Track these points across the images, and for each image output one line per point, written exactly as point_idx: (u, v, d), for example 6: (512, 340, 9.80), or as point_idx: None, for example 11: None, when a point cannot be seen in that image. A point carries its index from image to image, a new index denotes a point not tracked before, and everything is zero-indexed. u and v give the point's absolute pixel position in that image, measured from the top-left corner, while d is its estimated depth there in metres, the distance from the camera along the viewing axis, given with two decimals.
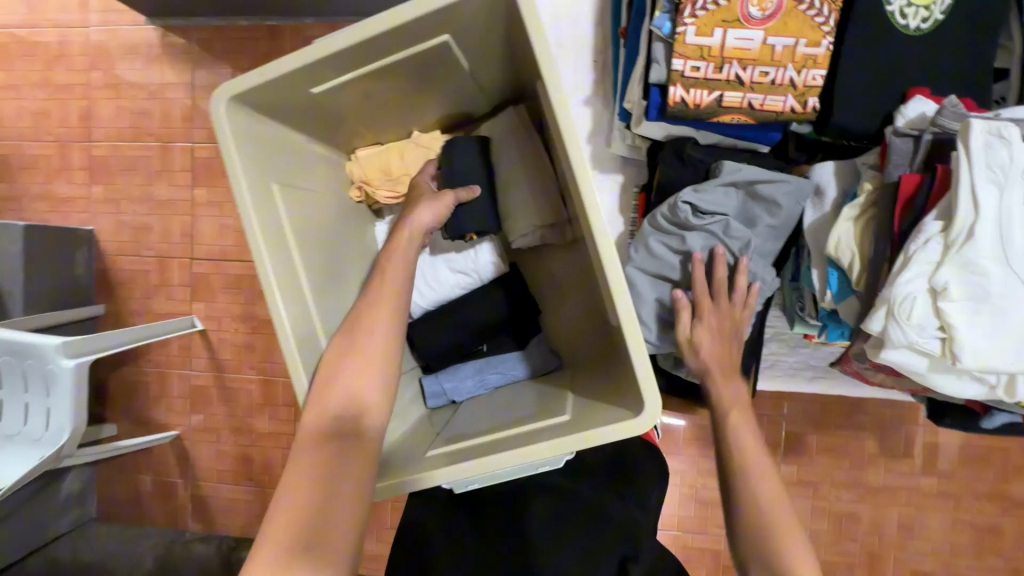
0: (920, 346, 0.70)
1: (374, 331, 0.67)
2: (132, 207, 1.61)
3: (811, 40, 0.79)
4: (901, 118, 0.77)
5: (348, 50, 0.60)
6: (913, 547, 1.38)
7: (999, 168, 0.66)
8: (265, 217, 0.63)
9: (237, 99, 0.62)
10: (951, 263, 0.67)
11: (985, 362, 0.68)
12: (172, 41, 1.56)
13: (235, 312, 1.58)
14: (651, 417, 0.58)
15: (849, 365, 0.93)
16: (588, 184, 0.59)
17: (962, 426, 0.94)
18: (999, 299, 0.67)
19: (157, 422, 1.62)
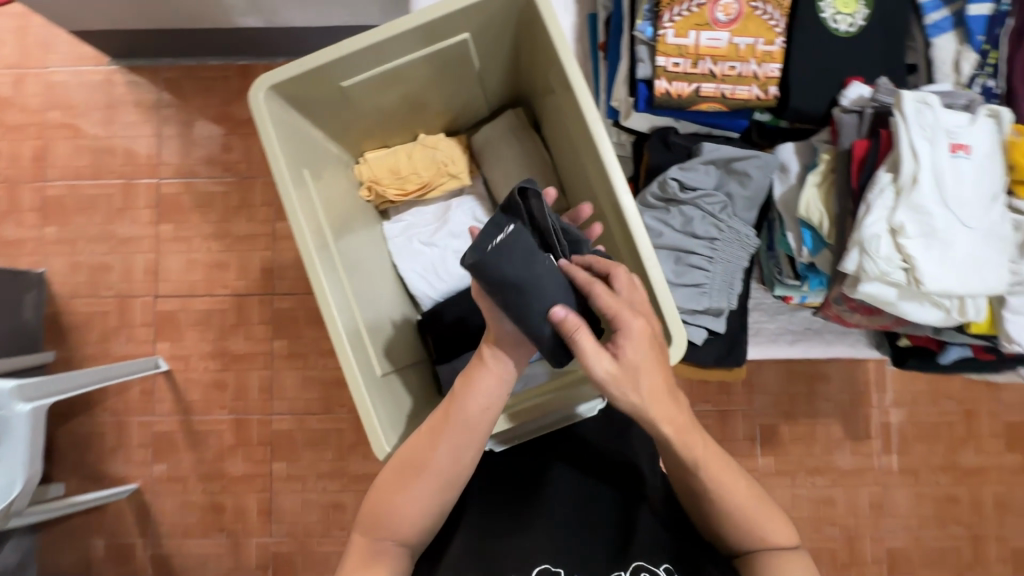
0: (888, 276, 0.82)
1: (449, 448, 0.67)
2: (90, 246, 1.54)
3: (767, 40, 0.87)
4: (844, 99, 0.89)
5: (380, 43, 0.67)
6: (885, 525, 1.46)
7: (928, 126, 0.82)
8: (304, 203, 0.69)
9: (274, 93, 0.68)
10: (904, 205, 0.81)
11: (942, 284, 0.80)
12: (138, 81, 1.56)
13: (204, 350, 1.52)
14: (679, 349, 0.69)
15: (829, 310, 0.99)
16: (602, 143, 0.67)
17: (922, 366, 1.05)
18: (943, 231, 0.81)
19: (113, 476, 1.49)
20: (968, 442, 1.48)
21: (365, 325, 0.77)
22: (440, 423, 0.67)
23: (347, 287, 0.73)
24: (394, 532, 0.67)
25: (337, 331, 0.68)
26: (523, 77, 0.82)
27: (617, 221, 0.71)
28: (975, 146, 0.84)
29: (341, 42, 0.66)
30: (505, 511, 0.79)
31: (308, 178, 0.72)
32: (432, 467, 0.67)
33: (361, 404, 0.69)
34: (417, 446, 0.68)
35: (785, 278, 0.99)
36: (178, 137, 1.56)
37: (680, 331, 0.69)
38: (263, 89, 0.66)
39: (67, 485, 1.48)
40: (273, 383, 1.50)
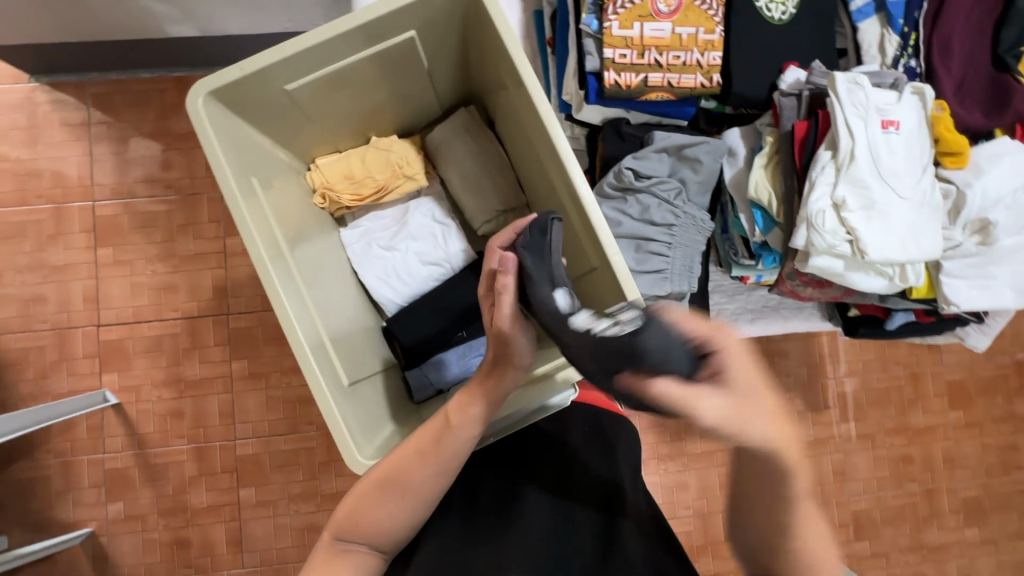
0: (835, 249, 0.87)
1: (425, 471, 0.66)
2: (19, 277, 1.43)
3: (708, 29, 0.89)
4: (782, 84, 0.92)
5: (324, 43, 0.65)
6: (849, 489, 1.54)
7: (860, 105, 0.88)
8: (254, 215, 0.66)
9: (212, 99, 0.64)
10: (844, 180, 0.86)
11: (884, 253, 0.86)
12: (62, 98, 1.46)
13: (156, 378, 1.43)
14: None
15: (784, 287, 1.03)
16: (558, 136, 0.67)
17: (872, 334, 1.10)
18: (880, 203, 0.86)
19: (63, 521, 1.39)
20: (916, 404, 1.57)
21: (328, 333, 0.74)
22: (432, 446, 0.67)
23: (306, 298, 0.71)
24: (367, 538, 0.66)
25: (298, 341, 0.65)
26: (473, 74, 0.82)
27: (579, 214, 0.71)
28: (903, 122, 0.90)
29: (281, 43, 0.64)
30: (482, 523, 0.77)
31: (256, 187, 0.69)
32: (415, 486, 0.66)
33: (329, 417, 0.66)
34: (403, 464, 0.66)
35: (741, 259, 1.01)
36: (112, 156, 1.47)
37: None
38: (199, 95, 0.63)
39: (10, 537, 1.37)
40: (234, 406, 1.43)
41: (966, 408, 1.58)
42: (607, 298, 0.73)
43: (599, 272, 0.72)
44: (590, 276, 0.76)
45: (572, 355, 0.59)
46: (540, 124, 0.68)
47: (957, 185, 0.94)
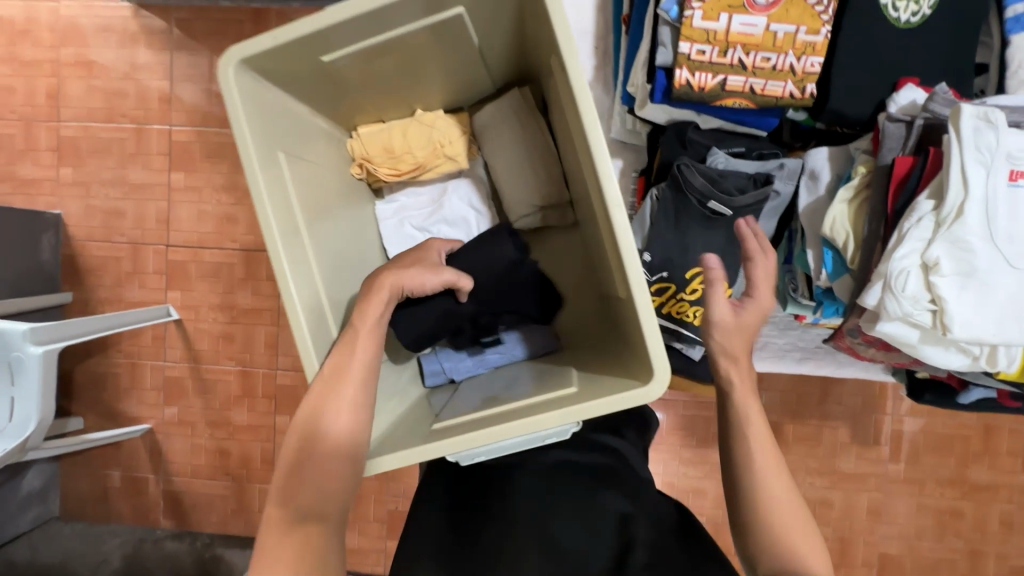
0: (913, 318, 0.75)
1: (338, 407, 0.64)
2: (104, 191, 1.55)
3: (812, 28, 0.79)
4: (894, 104, 0.80)
5: (359, 16, 0.59)
6: (882, 532, 1.44)
7: (986, 149, 0.71)
8: (275, 189, 0.62)
9: (245, 64, 0.61)
10: (941, 239, 0.72)
11: (972, 333, 0.73)
12: (150, 19, 1.51)
13: (213, 302, 1.53)
14: (658, 386, 0.60)
15: (842, 341, 0.91)
16: (602, 149, 0.59)
17: (940, 403, 0.98)
18: (985, 273, 0.72)
19: (128, 415, 1.56)
20: (983, 458, 1.42)
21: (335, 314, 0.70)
22: (337, 371, 0.64)
23: (318, 278, 0.68)
24: (308, 500, 0.64)
25: (297, 321, 0.62)
26: (527, 53, 0.74)
27: (612, 240, 0.63)
28: None
29: (319, 11, 0.58)
30: (489, 513, 0.73)
31: (283, 160, 0.66)
32: (334, 442, 0.64)
33: (322, 405, 0.64)
34: (316, 405, 0.64)
35: (799, 297, 0.94)
36: (190, 83, 1.51)
37: (662, 362, 0.60)
38: (230, 61, 0.59)
39: (83, 420, 1.55)
40: (279, 339, 1.52)
41: None
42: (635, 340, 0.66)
43: (625, 304, 0.65)
44: (620, 303, 0.69)
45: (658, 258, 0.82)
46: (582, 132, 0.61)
47: None
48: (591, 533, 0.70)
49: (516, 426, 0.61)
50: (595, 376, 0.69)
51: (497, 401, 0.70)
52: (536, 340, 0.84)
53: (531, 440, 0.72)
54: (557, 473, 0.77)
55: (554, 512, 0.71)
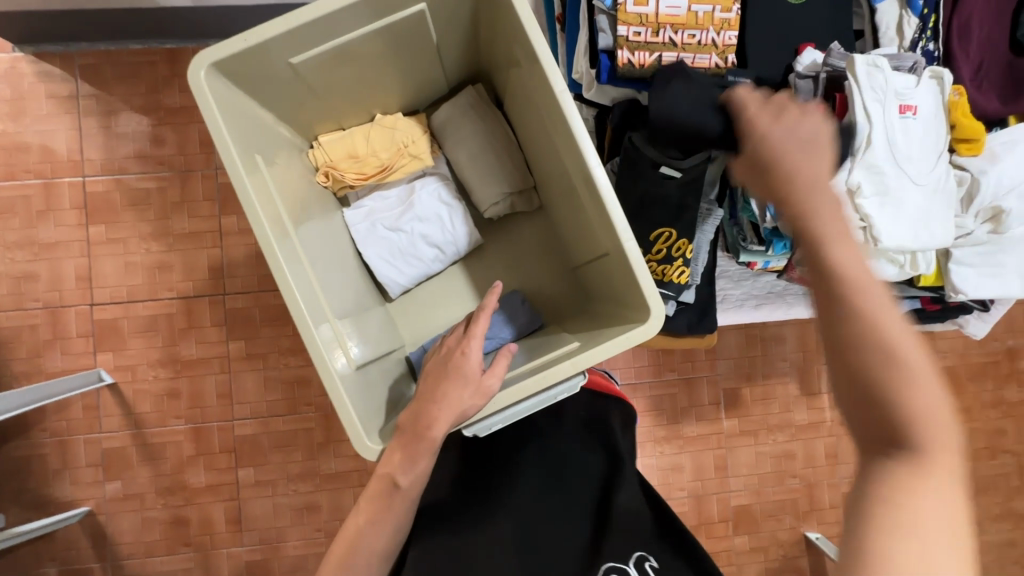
0: (850, 236, 0.87)
1: (381, 531, 0.66)
2: (9, 255, 1.40)
3: (725, 6, 0.88)
4: (799, 65, 0.90)
5: (326, 17, 0.63)
6: (842, 473, 1.57)
7: (880, 88, 0.85)
8: (260, 192, 0.64)
9: (216, 69, 0.63)
10: (860, 166, 0.85)
11: (898, 240, 0.87)
12: (49, 69, 1.42)
13: (153, 358, 1.42)
14: (656, 322, 0.65)
15: (794, 271, 1.03)
16: (573, 117, 0.65)
17: None
18: (894, 190, 0.87)
19: (61, 500, 1.38)
20: None
21: (326, 305, 0.72)
22: (382, 504, 0.66)
23: (311, 278, 0.70)
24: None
25: (300, 315, 0.63)
26: (481, 48, 0.80)
27: (595, 210, 0.69)
28: (921, 107, 0.88)
29: (288, 14, 0.62)
30: (470, 508, 0.84)
31: (260, 163, 0.68)
32: (374, 545, 0.66)
33: (333, 392, 0.65)
34: (361, 526, 0.66)
35: (751, 245, 1.01)
36: (102, 130, 1.43)
37: (657, 302, 0.65)
38: (202, 65, 0.61)
39: (6, 516, 1.36)
40: (232, 387, 1.43)
41: (957, 394, 1.61)
42: (619, 281, 0.71)
43: (612, 257, 0.70)
44: (604, 259, 0.74)
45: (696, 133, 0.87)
46: (552, 102, 0.67)
47: (971, 172, 0.94)
48: (573, 525, 0.84)
49: (530, 383, 0.66)
50: (594, 330, 0.74)
51: None
52: (521, 319, 0.85)
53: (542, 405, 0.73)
54: (537, 466, 0.89)
55: (531, 505, 0.85)
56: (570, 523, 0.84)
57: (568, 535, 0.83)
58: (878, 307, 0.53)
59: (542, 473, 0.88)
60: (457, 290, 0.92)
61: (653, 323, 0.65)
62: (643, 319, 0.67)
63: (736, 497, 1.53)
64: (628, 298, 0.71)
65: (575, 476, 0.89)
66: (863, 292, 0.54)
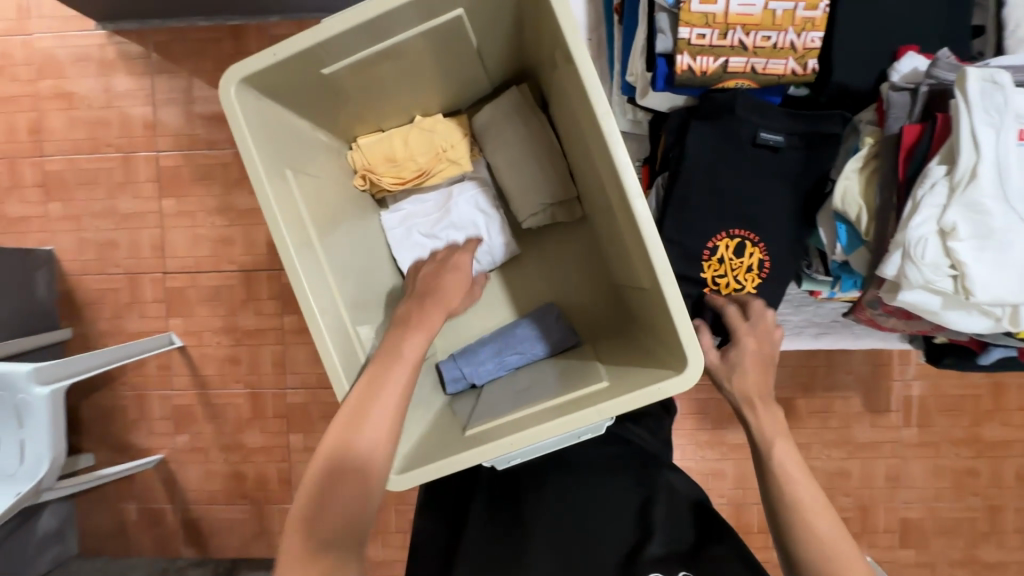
0: (935, 285, 0.75)
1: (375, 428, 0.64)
2: (94, 223, 1.52)
3: (811, 3, 0.80)
4: (896, 73, 0.82)
5: (357, 28, 0.61)
6: (901, 497, 1.46)
7: (995, 110, 0.71)
8: (285, 206, 0.64)
9: (248, 81, 0.63)
10: (957, 204, 0.72)
11: (996, 294, 0.73)
12: (127, 46, 1.49)
13: (216, 326, 1.52)
14: (693, 373, 0.61)
15: (863, 314, 0.94)
16: (614, 141, 0.60)
17: (960, 365, 1.00)
18: (1002, 234, 0.71)
19: (138, 447, 1.54)
20: (994, 415, 1.44)
21: (350, 316, 0.72)
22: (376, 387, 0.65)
23: (334, 289, 0.70)
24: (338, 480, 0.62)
25: (320, 334, 0.64)
26: (526, 53, 0.76)
27: (633, 239, 0.64)
28: None
29: (319, 24, 0.60)
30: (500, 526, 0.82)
31: (290, 175, 0.68)
32: (370, 446, 0.63)
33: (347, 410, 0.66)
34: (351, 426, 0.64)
35: (815, 273, 0.98)
36: (174, 106, 1.49)
37: (694, 350, 0.61)
38: (233, 79, 0.61)
39: (94, 456, 1.53)
40: (286, 357, 1.51)
41: None
42: (655, 317, 0.67)
43: (649, 293, 0.65)
44: (641, 292, 0.70)
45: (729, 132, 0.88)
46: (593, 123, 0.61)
47: None
48: (610, 529, 0.79)
49: (550, 426, 0.62)
50: (625, 368, 0.70)
51: (517, 407, 0.70)
52: (555, 335, 0.84)
53: (566, 436, 0.73)
54: (562, 470, 0.87)
55: (561, 512, 0.81)
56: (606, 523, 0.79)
57: (605, 541, 0.77)
58: (814, 526, 0.69)
59: (563, 475, 0.86)
60: (493, 299, 0.91)
61: (690, 369, 0.61)
62: (679, 367, 0.62)
63: None
64: (664, 338, 0.66)
65: (608, 483, 0.84)
66: (806, 503, 0.70)
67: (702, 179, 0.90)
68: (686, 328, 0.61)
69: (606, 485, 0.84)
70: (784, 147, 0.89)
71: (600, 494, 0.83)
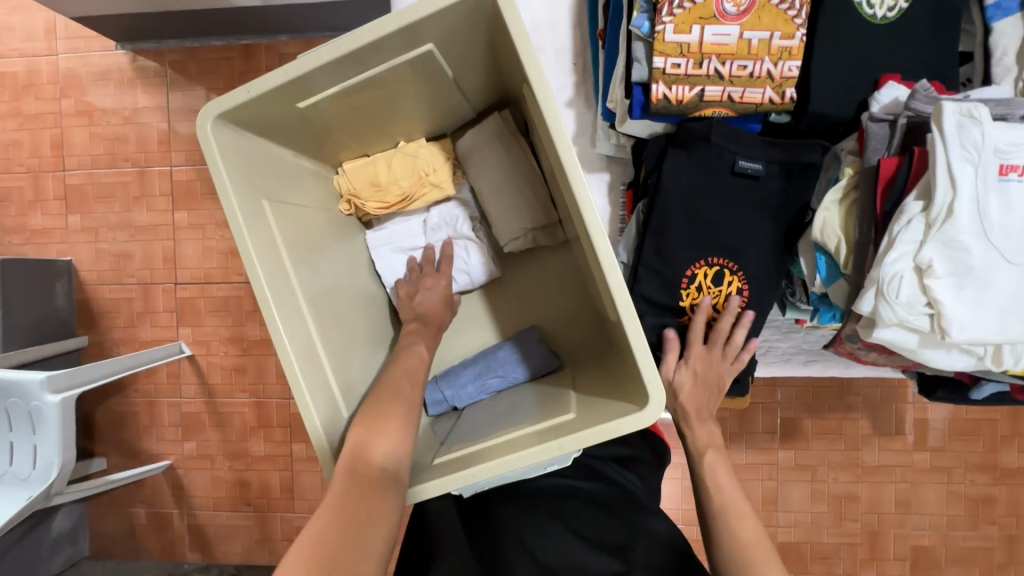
0: (910, 323, 0.73)
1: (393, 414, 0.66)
2: (111, 234, 1.58)
3: (785, 33, 0.79)
4: (876, 104, 0.81)
5: (328, 66, 0.63)
6: (913, 523, 1.41)
7: (972, 146, 0.70)
8: (260, 237, 0.66)
9: (225, 116, 0.65)
10: (933, 240, 0.70)
11: (972, 333, 0.71)
12: (145, 65, 1.54)
13: (224, 335, 1.56)
14: (655, 409, 0.60)
15: (841, 347, 0.91)
16: (577, 178, 0.60)
17: (953, 398, 0.97)
18: (979, 272, 0.71)
19: (149, 452, 1.59)
20: (1012, 440, 1.38)
21: (325, 342, 0.73)
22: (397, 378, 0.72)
23: (308, 315, 0.71)
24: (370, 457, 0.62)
25: (290, 363, 0.66)
26: (505, 84, 0.77)
27: (600, 274, 0.64)
28: None
29: (291, 62, 0.62)
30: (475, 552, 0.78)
31: (267, 207, 0.69)
32: (390, 440, 0.64)
33: (315, 436, 0.67)
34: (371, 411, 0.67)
35: (798, 302, 0.99)
36: (188, 122, 1.54)
37: (656, 386, 0.60)
38: (209, 116, 0.63)
39: (107, 460, 1.58)
40: None
41: None
42: (625, 350, 0.67)
43: (617, 327, 0.66)
44: (612, 323, 0.70)
45: (708, 160, 0.89)
46: (558, 159, 0.62)
47: None
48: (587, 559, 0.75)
49: (514, 458, 0.62)
50: (594, 399, 0.70)
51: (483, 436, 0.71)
52: (537, 361, 0.85)
53: (535, 466, 0.74)
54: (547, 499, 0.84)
55: (538, 538, 0.78)
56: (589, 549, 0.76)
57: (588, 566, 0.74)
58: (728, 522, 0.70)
59: (551, 506, 0.83)
60: (476, 320, 0.93)
61: (651, 403, 0.60)
62: (644, 403, 0.62)
63: (784, 534, 1.42)
64: (631, 372, 0.66)
65: (592, 514, 0.81)
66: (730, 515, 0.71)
67: (680, 212, 0.91)
68: (647, 362, 0.61)
69: (587, 519, 0.80)
70: (764, 175, 0.90)
71: (578, 527, 0.80)
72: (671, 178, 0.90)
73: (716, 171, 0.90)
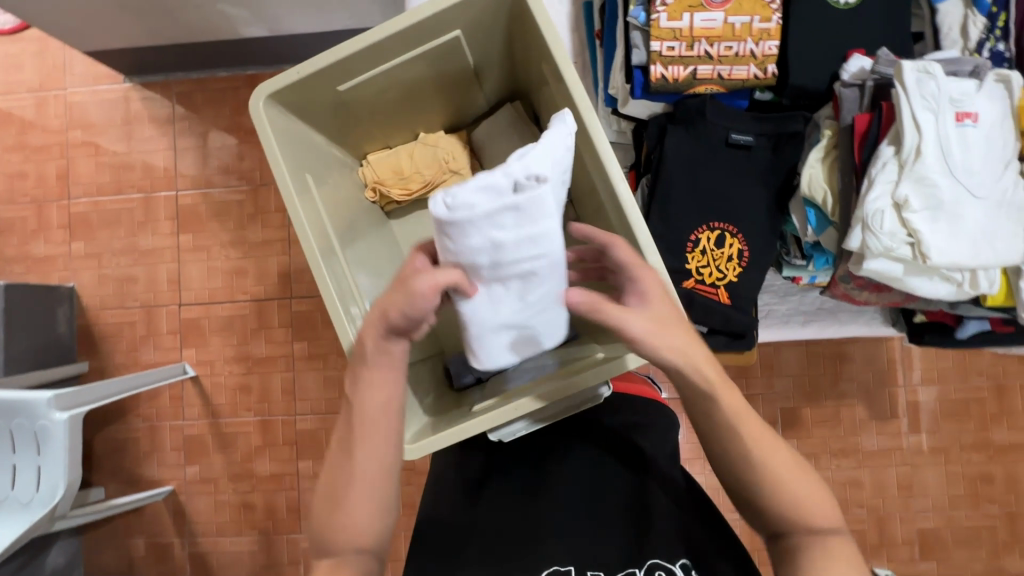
0: (893, 252, 0.84)
1: (365, 470, 0.67)
2: (115, 260, 1.60)
3: (764, 17, 0.89)
4: (845, 73, 0.91)
5: (369, 49, 0.72)
6: (916, 506, 1.44)
7: (930, 96, 0.83)
8: (306, 204, 0.75)
9: (275, 97, 0.74)
10: (906, 178, 0.83)
11: (948, 257, 0.83)
12: (152, 97, 1.61)
13: (229, 354, 1.56)
14: None
15: (837, 288, 1.01)
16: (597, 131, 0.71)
17: (940, 341, 1.07)
18: (949, 203, 0.83)
19: (149, 479, 1.55)
20: (1001, 418, 1.44)
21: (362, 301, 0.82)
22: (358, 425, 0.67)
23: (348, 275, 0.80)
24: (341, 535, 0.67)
25: (336, 312, 0.73)
26: (517, 71, 0.87)
27: (619, 219, 0.74)
28: (983, 115, 0.85)
29: (336, 47, 0.71)
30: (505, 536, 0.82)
31: (310, 181, 0.78)
32: (358, 513, 0.66)
33: None
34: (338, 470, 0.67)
35: (793, 259, 1.05)
36: (194, 148, 1.60)
37: None
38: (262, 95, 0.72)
39: (105, 489, 1.54)
40: (296, 384, 1.54)
41: None
42: None
43: None
44: None
45: (702, 132, 0.98)
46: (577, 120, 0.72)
47: None
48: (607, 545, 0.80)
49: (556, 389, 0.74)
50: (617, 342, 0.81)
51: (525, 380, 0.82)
52: None
53: (568, 409, 0.82)
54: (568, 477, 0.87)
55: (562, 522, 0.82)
56: (609, 544, 0.80)
57: (607, 550, 0.79)
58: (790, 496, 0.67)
59: (574, 487, 0.86)
60: None
61: None
62: None
63: None
64: None
65: (610, 491, 0.85)
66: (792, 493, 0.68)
67: (681, 180, 1.00)
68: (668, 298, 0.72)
69: (603, 498, 0.84)
70: (755, 146, 0.99)
71: (600, 510, 0.83)
72: (672, 149, 0.98)
73: (710, 144, 0.98)
